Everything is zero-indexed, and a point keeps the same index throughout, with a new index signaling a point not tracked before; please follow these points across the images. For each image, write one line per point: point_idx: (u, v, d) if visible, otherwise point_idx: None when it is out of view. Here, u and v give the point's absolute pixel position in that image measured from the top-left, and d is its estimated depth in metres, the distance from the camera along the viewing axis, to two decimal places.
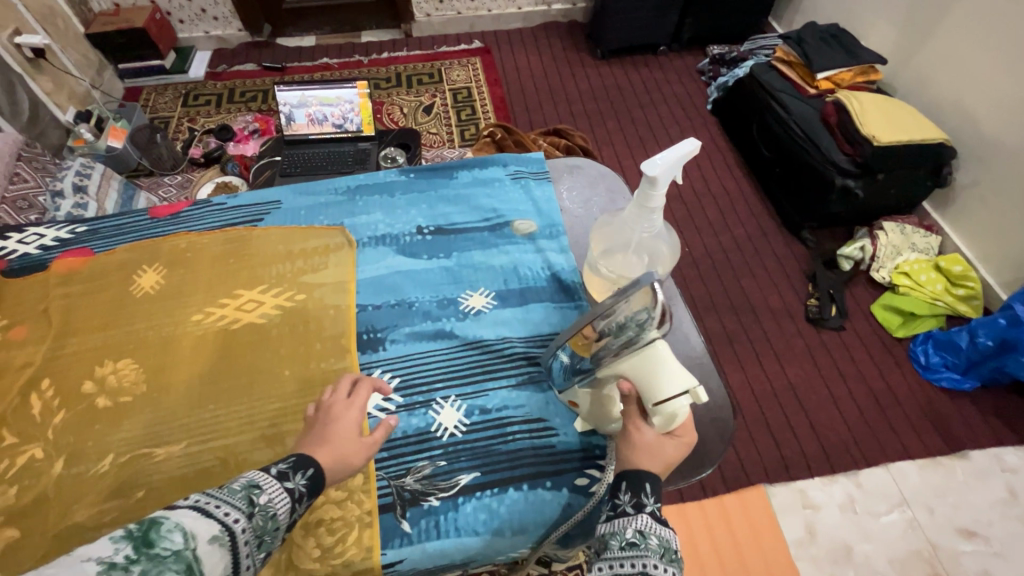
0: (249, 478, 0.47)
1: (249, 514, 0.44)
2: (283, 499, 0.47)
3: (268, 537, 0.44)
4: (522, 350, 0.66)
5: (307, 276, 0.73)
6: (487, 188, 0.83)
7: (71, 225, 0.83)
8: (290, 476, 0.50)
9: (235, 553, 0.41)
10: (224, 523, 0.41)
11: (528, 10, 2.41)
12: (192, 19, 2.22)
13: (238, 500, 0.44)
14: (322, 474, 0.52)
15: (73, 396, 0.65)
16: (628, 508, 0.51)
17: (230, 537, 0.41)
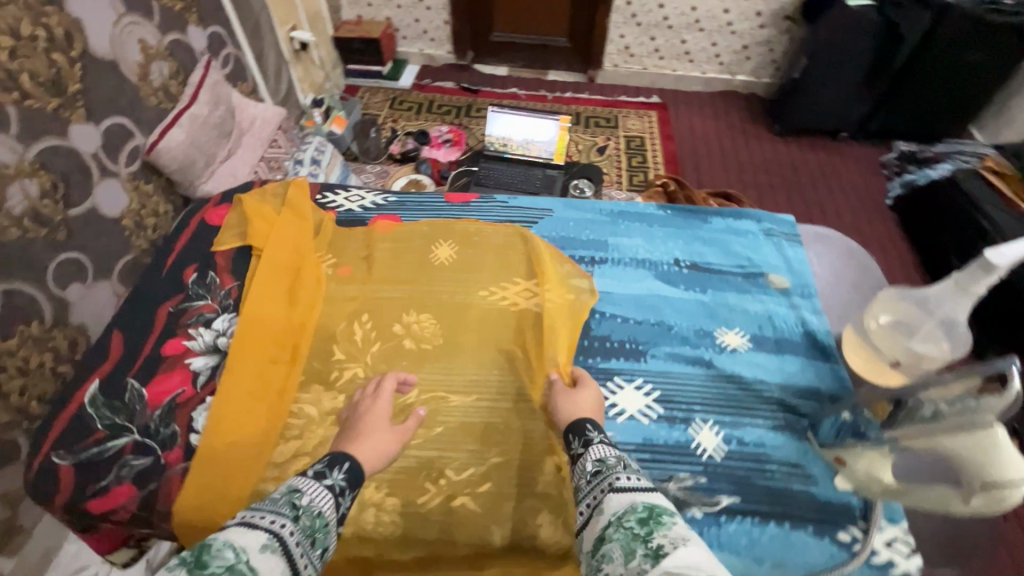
0: (291, 488, 0.58)
1: (295, 518, 0.55)
2: (326, 499, 0.60)
3: (317, 534, 0.56)
4: (777, 397, 0.86)
5: (574, 279, 0.98)
6: (740, 242, 1.06)
7: (381, 195, 1.15)
8: (328, 474, 0.64)
9: (289, 553, 0.51)
10: (271, 530, 0.52)
11: (712, 76, 2.47)
12: (413, 37, 2.54)
13: (280, 505, 0.55)
14: (358, 467, 0.67)
15: (387, 333, 0.91)
16: (580, 448, 0.69)
17: (280, 542, 0.51)
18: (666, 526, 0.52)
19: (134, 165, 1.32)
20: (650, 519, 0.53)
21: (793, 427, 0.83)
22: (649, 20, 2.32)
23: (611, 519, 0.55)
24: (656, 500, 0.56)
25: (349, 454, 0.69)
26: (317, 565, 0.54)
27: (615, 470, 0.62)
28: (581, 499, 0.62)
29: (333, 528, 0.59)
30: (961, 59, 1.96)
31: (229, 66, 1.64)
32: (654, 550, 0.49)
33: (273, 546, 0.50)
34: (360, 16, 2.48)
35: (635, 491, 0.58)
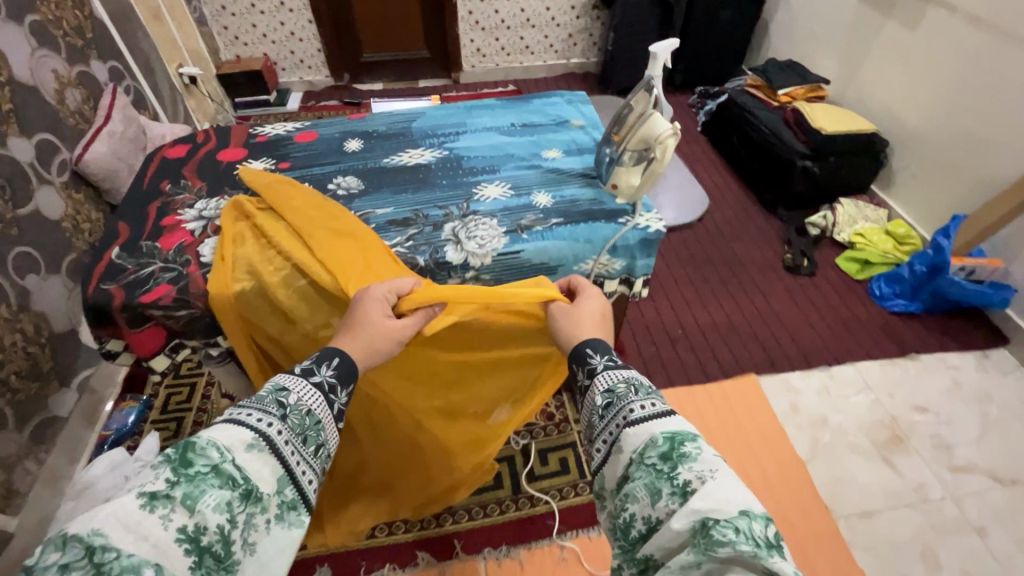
0: (275, 385, 0.57)
1: (283, 417, 0.54)
2: (315, 398, 0.59)
3: (309, 432, 0.56)
4: (581, 173, 1.03)
5: (447, 144, 1.13)
6: (551, 105, 1.23)
7: (294, 124, 1.19)
8: (316, 371, 0.62)
9: (279, 453, 0.52)
10: (257, 430, 0.51)
11: (552, 63, 3.04)
12: (292, 67, 2.86)
13: (268, 404, 0.55)
14: (350, 362, 0.65)
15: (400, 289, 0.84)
16: (588, 379, 0.64)
17: (267, 442, 0.52)
18: (692, 457, 0.50)
19: (64, 175, 1.50)
20: (672, 453, 0.51)
21: (591, 183, 1.01)
22: (490, 24, 2.83)
23: (632, 456, 0.53)
24: (675, 427, 0.54)
25: (338, 349, 0.66)
26: (312, 462, 0.56)
27: (628, 399, 0.58)
28: (594, 435, 0.59)
29: (330, 426, 0.60)
30: (718, 18, 2.63)
31: (131, 95, 1.86)
32: (682, 488, 0.48)
33: (259, 444, 0.50)
34: (238, 55, 2.77)
35: (653, 422, 0.55)
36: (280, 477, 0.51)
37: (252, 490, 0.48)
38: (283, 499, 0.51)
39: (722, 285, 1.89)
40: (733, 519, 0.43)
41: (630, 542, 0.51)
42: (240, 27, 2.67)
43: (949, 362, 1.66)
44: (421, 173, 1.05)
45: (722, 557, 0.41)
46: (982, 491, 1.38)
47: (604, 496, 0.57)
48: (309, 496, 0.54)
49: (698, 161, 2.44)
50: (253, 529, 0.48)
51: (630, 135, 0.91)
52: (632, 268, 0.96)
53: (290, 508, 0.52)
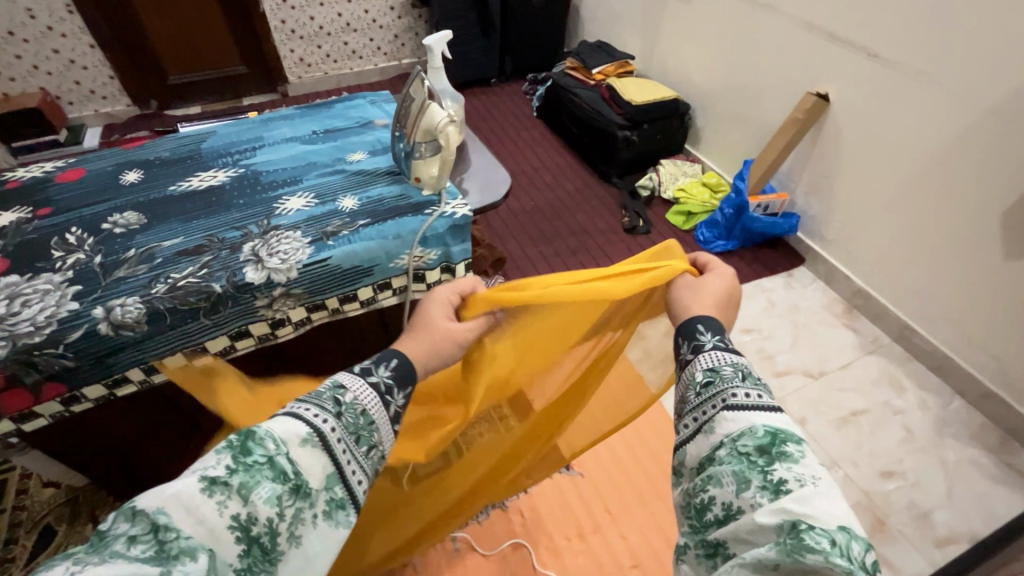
0: (334, 382, 0.54)
1: (338, 414, 0.52)
2: (371, 398, 0.55)
3: (362, 433, 0.52)
4: (387, 171, 1.03)
5: (244, 161, 1.06)
6: (355, 108, 1.21)
7: (56, 163, 1.05)
8: (374, 370, 0.58)
9: (332, 452, 0.50)
10: (312, 425, 0.49)
11: (384, 66, 2.99)
12: (82, 100, 2.51)
13: (324, 399, 0.52)
14: (406, 363, 0.61)
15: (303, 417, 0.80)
16: (692, 355, 0.61)
17: (321, 439, 0.49)
18: (793, 458, 0.48)
19: None
20: (773, 449, 0.49)
21: (398, 179, 1.01)
22: (309, 32, 2.71)
23: (724, 440, 0.52)
24: (777, 423, 0.52)
25: (397, 350, 0.62)
26: (365, 463, 0.53)
27: (732, 383, 0.55)
28: (687, 410, 0.58)
29: (384, 425, 0.56)
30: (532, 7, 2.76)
31: None
32: (775, 482, 0.47)
33: (314, 440, 0.48)
34: (7, 93, 2.36)
35: (753, 413, 0.53)
36: (331, 475, 0.49)
37: (303, 485, 0.46)
38: (331, 499, 0.49)
39: (571, 255, 2.01)
40: (830, 532, 0.42)
41: (701, 523, 0.50)
42: (1, 60, 2.28)
43: (764, 286, 1.94)
44: (214, 196, 0.98)
45: (806, 563, 0.41)
46: (801, 387, 1.63)
47: (681, 472, 0.55)
48: (360, 497, 0.51)
49: (537, 143, 2.56)
50: (300, 524, 0.47)
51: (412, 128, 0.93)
52: (449, 254, 0.97)
53: (339, 507, 0.50)
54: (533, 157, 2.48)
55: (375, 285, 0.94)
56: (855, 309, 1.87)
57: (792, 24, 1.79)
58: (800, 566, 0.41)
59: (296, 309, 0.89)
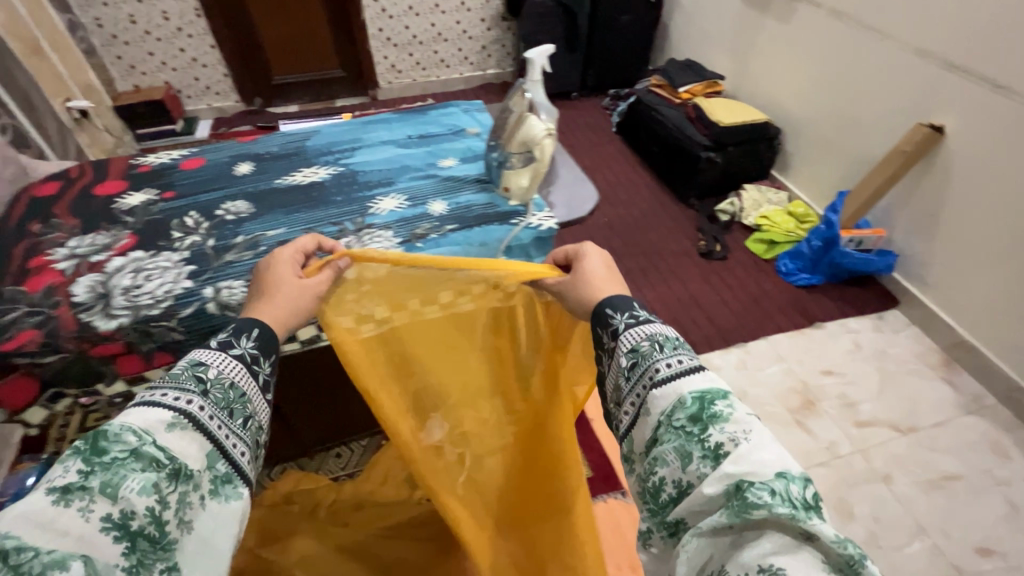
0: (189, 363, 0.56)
1: (203, 393, 0.54)
2: (236, 371, 0.58)
3: (234, 405, 0.56)
4: (475, 179, 1.05)
5: (343, 160, 1.12)
6: (448, 115, 1.25)
7: (180, 152, 1.14)
8: (236, 344, 0.60)
9: (203, 427, 0.53)
10: (177, 409, 0.52)
11: (468, 75, 3.07)
12: (198, 95, 2.76)
13: (184, 382, 0.54)
14: (270, 333, 0.63)
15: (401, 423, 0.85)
16: (612, 342, 0.61)
17: (189, 418, 0.52)
18: (724, 417, 0.50)
19: None
20: (703, 414, 0.51)
21: (487, 188, 1.03)
22: (402, 40, 2.84)
23: (660, 419, 0.53)
24: (703, 384, 0.53)
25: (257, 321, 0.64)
26: (242, 434, 0.57)
27: (654, 358, 0.56)
28: (622, 398, 0.58)
29: (257, 397, 0.59)
30: (620, 23, 2.74)
31: (8, 134, 1.74)
32: (713, 449, 0.48)
33: (180, 422, 0.51)
34: (137, 85, 2.64)
35: (678, 381, 0.54)
36: (207, 453, 0.52)
37: (180, 468, 0.49)
38: (215, 475, 0.52)
39: (642, 275, 1.96)
40: (769, 482, 0.44)
41: (659, 505, 0.52)
42: (136, 56, 2.55)
43: (850, 326, 1.80)
44: (314, 191, 1.04)
45: (756, 519, 0.42)
46: (885, 441, 1.50)
47: (633, 459, 0.57)
48: (244, 469, 0.55)
49: (614, 159, 2.53)
50: (186, 507, 0.49)
51: (507, 141, 0.95)
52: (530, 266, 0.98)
53: (224, 482, 0.53)
54: (609, 172, 2.46)
55: None
56: (954, 362, 1.69)
57: (904, 51, 1.67)
58: (750, 521, 0.43)
59: None
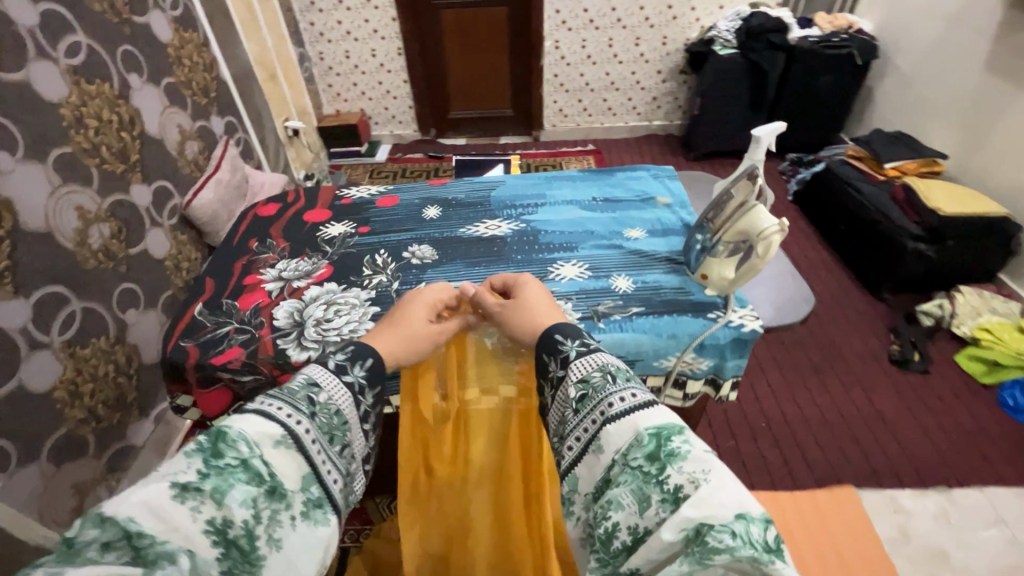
0: (307, 380, 0.54)
1: (312, 416, 0.52)
2: (344, 397, 0.57)
3: (335, 431, 0.53)
4: (666, 257, 0.96)
5: (526, 215, 1.10)
6: (637, 180, 1.18)
7: (377, 188, 1.21)
8: (349, 370, 0.59)
9: (305, 450, 0.50)
10: (285, 425, 0.49)
11: (634, 125, 3.01)
12: (385, 121, 3.05)
13: (298, 399, 0.53)
14: (380, 365, 0.63)
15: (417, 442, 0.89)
16: (561, 370, 0.57)
17: (295, 438, 0.50)
18: (682, 455, 0.45)
19: (174, 219, 1.64)
20: (659, 452, 0.46)
21: (678, 270, 0.93)
22: (574, 86, 2.87)
23: (616, 456, 0.48)
24: (661, 420, 0.49)
25: (371, 350, 0.64)
26: (338, 462, 0.53)
27: (605, 392, 0.52)
28: (566, 432, 0.54)
29: (355, 428, 0.57)
30: (816, 84, 2.49)
31: (240, 146, 2.04)
32: (673, 492, 0.43)
33: (287, 440, 0.48)
34: (339, 110, 2.99)
35: (636, 416, 0.49)
36: (305, 475, 0.49)
37: (278, 485, 0.46)
38: (308, 497, 0.49)
39: (814, 372, 1.69)
40: (729, 525, 0.40)
41: (610, 554, 0.46)
42: (343, 85, 2.90)
43: None
44: (495, 246, 1.02)
45: (716, 565, 0.39)
46: None
47: (574, 498, 0.52)
48: (335, 495, 0.51)
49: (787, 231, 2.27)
50: (276, 525, 0.45)
51: (729, 224, 0.83)
52: (721, 368, 0.85)
53: (315, 506, 0.49)
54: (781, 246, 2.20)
55: None
56: None
57: None
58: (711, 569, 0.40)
59: None
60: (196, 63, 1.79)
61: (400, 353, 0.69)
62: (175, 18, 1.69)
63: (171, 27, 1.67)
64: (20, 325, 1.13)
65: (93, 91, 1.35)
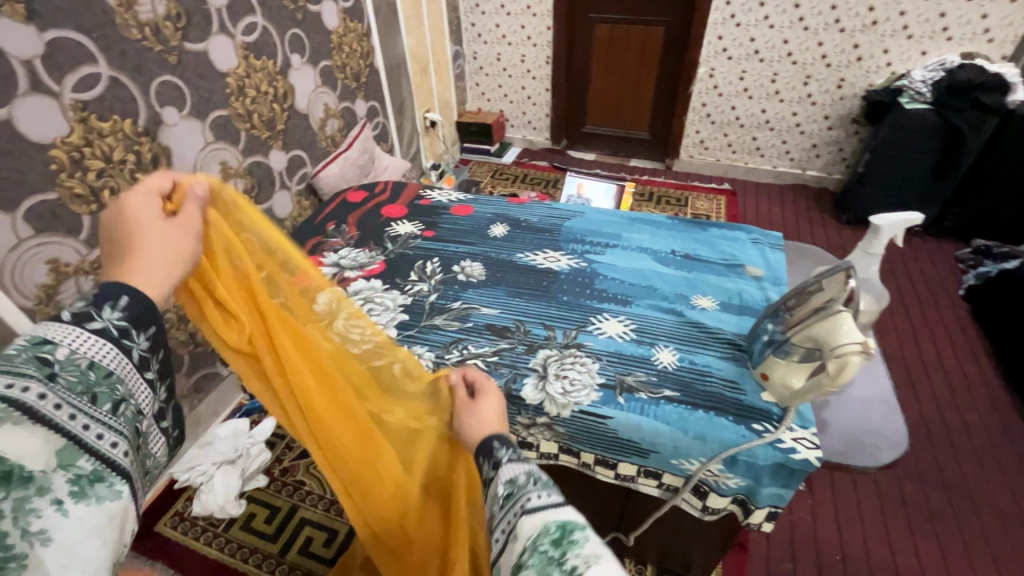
0: (34, 339, 0.46)
1: (50, 379, 0.46)
2: (102, 349, 0.49)
3: (98, 389, 0.48)
4: (729, 340, 0.82)
5: (591, 255, 1.02)
6: (731, 241, 1.04)
7: (458, 195, 1.22)
8: (98, 314, 0.50)
9: (48, 420, 0.45)
10: (6, 398, 0.43)
11: (782, 170, 2.69)
12: (520, 125, 3.11)
13: (21, 365, 0.45)
14: (148, 302, 0.53)
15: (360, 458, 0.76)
16: (491, 473, 0.57)
17: (28, 411, 0.44)
18: (579, 542, 0.43)
19: (301, 185, 1.83)
20: (562, 538, 0.44)
21: (737, 358, 0.79)
22: (722, 119, 2.64)
23: (525, 545, 0.45)
24: (565, 515, 0.47)
25: (127, 285, 0.53)
26: (111, 423, 0.49)
27: (526, 489, 0.51)
28: (493, 526, 0.51)
29: (131, 377, 0.52)
30: None
31: (377, 130, 2.22)
32: (568, 571, 0.40)
33: (13, 417, 0.42)
34: (480, 107, 3.11)
35: (545, 510, 0.48)
36: (60, 450, 0.44)
37: (16, 469, 0.41)
38: (74, 473, 0.45)
39: (926, 518, 1.35)
40: None
41: None
42: (489, 85, 3.01)
43: None
44: (545, 280, 0.97)
45: None
46: None
47: None
48: (118, 462, 0.48)
49: (945, 335, 1.85)
50: (32, 515, 0.41)
51: (801, 323, 0.67)
52: (754, 491, 0.70)
53: (96, 479, 0.46)
54: (930, 349, 1.79)
55: (642, 468, 0.75)
56: None
57: None
58: None
59: (549, 442, 0.79)
60: (355, 50, 1.97)
61: (164, 264, 0.57)
62: (344, 9, 1.88)
63: (339, 16, 1.86)
64: None
65: (258, 66, 1.55)
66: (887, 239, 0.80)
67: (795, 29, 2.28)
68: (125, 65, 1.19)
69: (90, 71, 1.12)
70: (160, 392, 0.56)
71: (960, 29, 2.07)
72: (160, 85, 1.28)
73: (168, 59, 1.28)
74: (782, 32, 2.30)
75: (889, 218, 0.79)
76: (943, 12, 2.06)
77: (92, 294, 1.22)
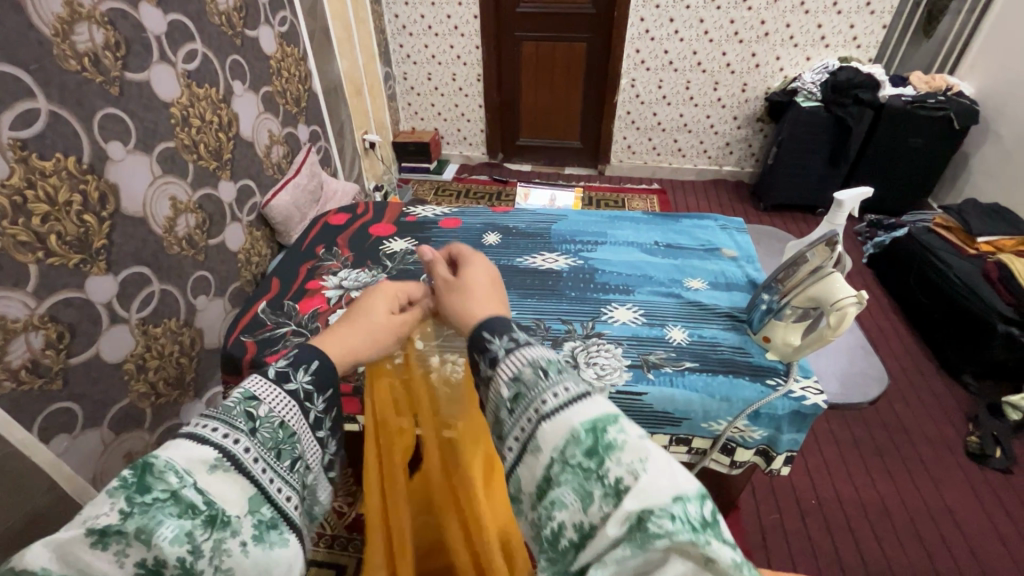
0: (246, 393, 0.49)
1: (253, 432, 0.46)
2: (289, 408, 0.50)
3: (283, 445, 0.48)
4: (727, 312, 0.93)
5: (586, 253, 1.09)
6: (703, 229, 1.16)
7: (441, 209, 1.25)
8: (293, 376, 0.52)
9: (246, 471, 0.45)
10: (220, 446, 0.44)
11: (702, 167, 2.96)
12: (456, 142, 3.16)
13: (234, 417, 0.46)
14: (330, 367, 0.55)
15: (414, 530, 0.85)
16: (489, 371, 0.49)
17: (233, 460, 0.44)
18: (618, 444, 0.39)
19: (253, 216, 1.75)
20: (596, 445, 0.40)
21: (737, 327, 0.90)
22: (645, 125, 2.87)
23: (553, 455, 0.40)
24: (594, 413, 0.42)
25: (320, 352, 0.55)
26: (290, 479, 0.48)
27: (537, 387, 0.45)
28: (504, 432, 0.46)
29: (306, 436, 0.52)
30: (904, 146, 2.36)
31: (320, 154, 2.17)
32: (614, 485, 0.37)
33: (225, 464, 0.43)
34: (414, 127, 3.13)
35: (569, 410, 0.42)
36: (251, 496, 0.44)
37: (219, 513, 0.41)
38: (259, 518, 0.44)
39: (876, 454, 1.55)
40: (668, 507, 0.35)
41: (560, 553, 0.39)
42: (421, 105, 3.04)
43: None
44: (550, 279, 1.02)
45: (658, 551, 0.34)
46: None
47: (522, 500, 0.44)
48: (291, 515, 0.46)
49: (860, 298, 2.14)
50: (224, 554, 0.40)
51: (801, 287, 0.79)
52: (775, 439, 0.80)
53: (270, 527, 0.44)
54: None
55: (674, 436, 0.82)
56: None
57: None
58: (656, 553, 0.34)
59: None
60: (293, 75, 1.93)
61: (360, 342, 0.61)
62: (280, 34, 1.84)
63: (276, 41, 1.81)
64: (107, 300, 1.21)
65: (201, 94, 1.47)
66: (846, 212, 0.96)
67: (701, 41, 2.54)
68: (66, 100, 1.10)
69: (28, 108, 1.02)
70: (329, 446, 0.56)
71: (834, 37, 2.43)
72: (103, 119, 1.18)
73: (110, 90, 1.20)
74: (690, 44, 2.56)
75: (847, 194, 0.95)
76: (820, 24, 2.40)
77: (43, 351, 1.08)
